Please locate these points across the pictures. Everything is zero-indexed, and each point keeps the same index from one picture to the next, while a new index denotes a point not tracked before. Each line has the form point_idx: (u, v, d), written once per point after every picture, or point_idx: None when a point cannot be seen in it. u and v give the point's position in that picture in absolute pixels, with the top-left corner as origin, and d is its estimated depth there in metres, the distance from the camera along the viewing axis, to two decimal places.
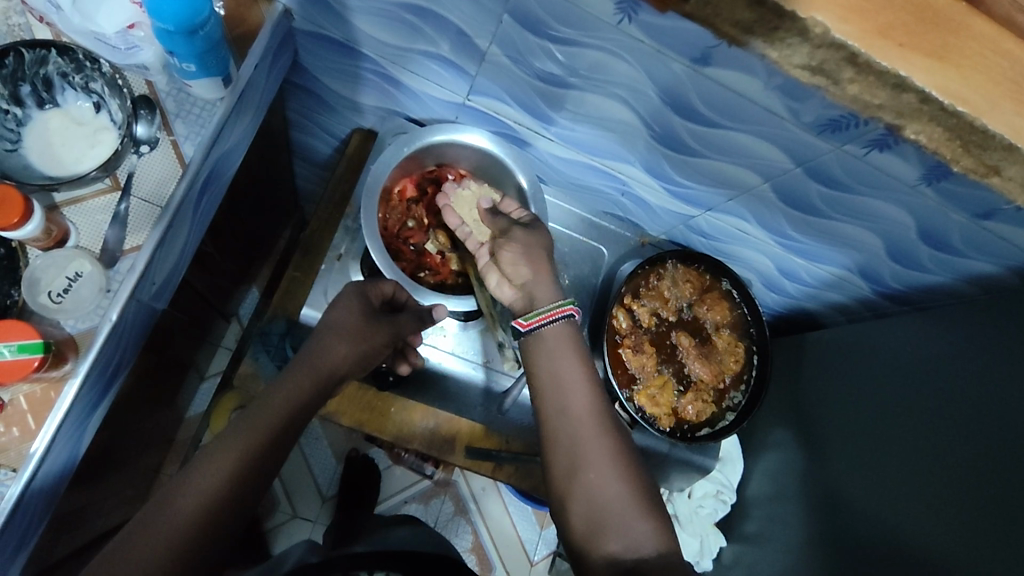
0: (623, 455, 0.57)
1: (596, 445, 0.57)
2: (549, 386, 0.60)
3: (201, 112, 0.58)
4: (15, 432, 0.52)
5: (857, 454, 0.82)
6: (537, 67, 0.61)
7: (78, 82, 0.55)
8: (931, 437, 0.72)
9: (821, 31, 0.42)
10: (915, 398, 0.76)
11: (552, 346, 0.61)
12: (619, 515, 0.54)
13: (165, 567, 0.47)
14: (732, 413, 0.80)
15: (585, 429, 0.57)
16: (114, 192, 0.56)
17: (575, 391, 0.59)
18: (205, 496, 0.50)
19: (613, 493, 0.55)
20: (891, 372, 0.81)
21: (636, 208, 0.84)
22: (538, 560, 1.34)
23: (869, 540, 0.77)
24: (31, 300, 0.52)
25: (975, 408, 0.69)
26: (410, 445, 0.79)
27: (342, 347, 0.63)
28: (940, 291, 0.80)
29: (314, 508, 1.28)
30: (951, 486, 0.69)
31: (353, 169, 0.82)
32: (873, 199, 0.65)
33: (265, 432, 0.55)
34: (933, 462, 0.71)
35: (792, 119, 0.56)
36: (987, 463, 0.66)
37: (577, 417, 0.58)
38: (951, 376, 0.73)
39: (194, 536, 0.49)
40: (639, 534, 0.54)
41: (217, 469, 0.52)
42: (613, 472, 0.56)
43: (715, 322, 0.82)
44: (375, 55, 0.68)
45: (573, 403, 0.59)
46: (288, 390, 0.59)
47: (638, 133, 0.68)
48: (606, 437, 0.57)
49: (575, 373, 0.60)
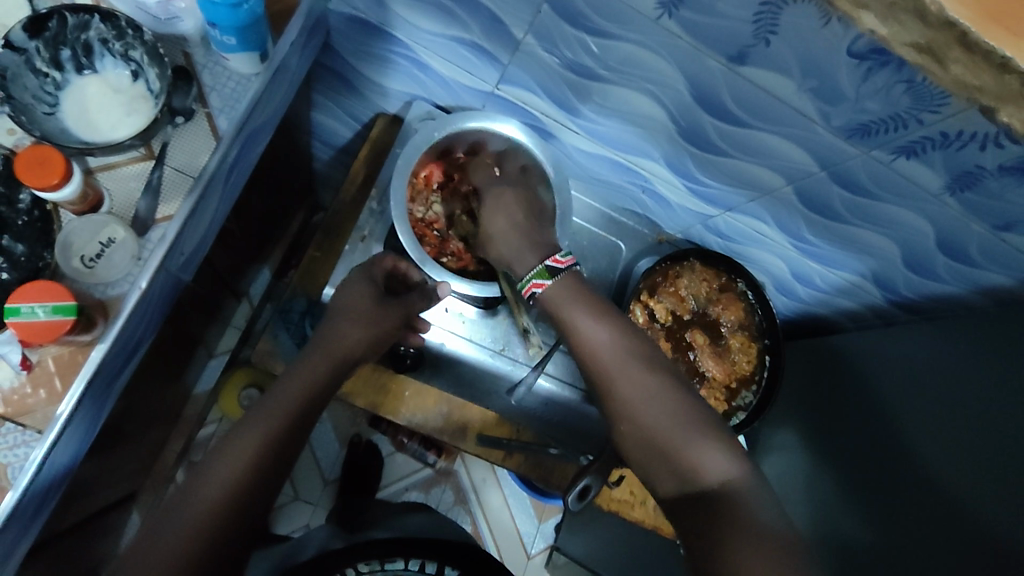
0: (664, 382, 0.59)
1: (635, 380, 0.59)
2: (579, 345, 0.62)
3: (236, 87, 0.59)
4: (42, 394, 0.52)
5: (861, 458, 0.84)
6: (570, 58, 0.62)
7: (117, 49, 0.55)
8: (939, 441, 0.73)
9: (937, 9, 0.38)
10: (922, 407, 0.77)
11: (561, 309, 0.63)
12: (683, 446, 0.56)
13: (195, 546, 0.48)
14: (743, 412, 0.80)
15: (619, 368, 0.60)
16: (148, 161, 0.56)
17: (602, 344, 0.61)
18: (231, 476, 0.51)
19: (665, 423, 0.57)
20: (899, 382, 0.82)
21: (656, 206, 0.84)
22: (535, 553, 1.36)
23: (880, 551, 0.77)
24: (63, 264, 0.52)
25: (982, 416, 0.70)
26: (423, 431, 0.80)
27: (356, 330, 0.64)
28: (951, 301, 0.81)
29: (316, 491, 1.29)
30: (955, 498, 0.69)
31: (377, 153, 0.83)
32: (894, 206, 0.66)
33: (286, 412, 0.56)
34: (939, 470, 0.72)
35: (822, 122, 0.57)
36: (990, 473, 0.67)
37: (608, 360, 0.61)
38: (959, 386, 0.74)
39: (225, 514, 0.50)
40: (707, 460, 0.55)
41: (244, 445, 0.53)
42: (658, 397, 0.58)
43: (729, 322, 0.82)
44: (407, 39, 0.68)
45: (601, 347, 0.61)
46: (309, 371, 0.60)
47: (665, 129, 0.68)
48: (648, 372, 0.60)
49: (593, 323, 0.62)
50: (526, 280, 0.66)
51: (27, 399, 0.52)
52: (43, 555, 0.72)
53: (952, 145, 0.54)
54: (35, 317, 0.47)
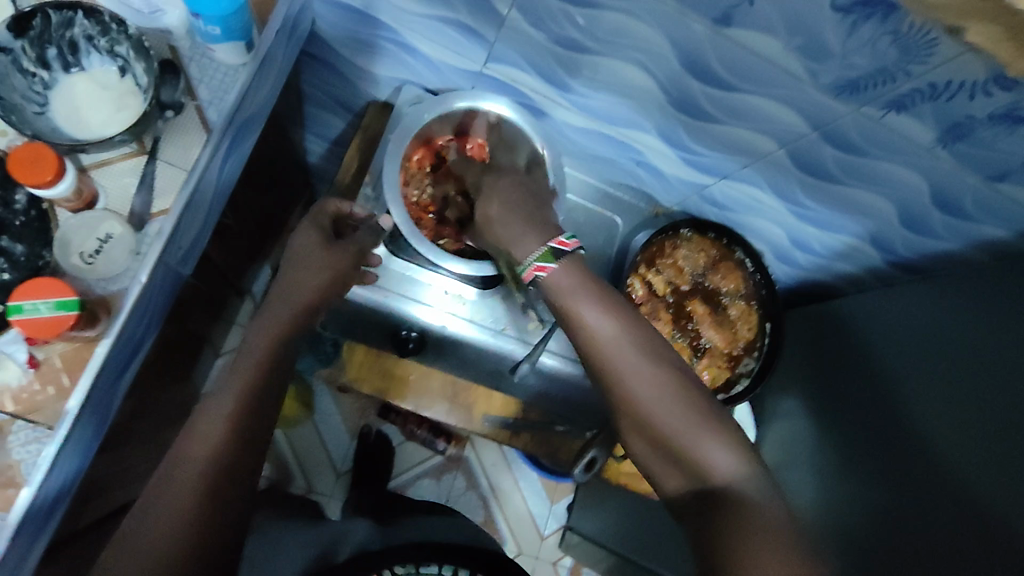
0: (672, 374, 0.54)
1: (641, 373, 0.54)
2: (580, 337, 0.56)
3: (224, 78, 0.59)
4: (51, 390, 0.52)
5: (867, 431, 0.84)
6: (556, 31, 0.61)
7: (103, 46, 0.55)
8: (949, 402, 0.73)
9: None
10: (928, 376, 0.77)
11: (561, 295, 0.57)
12: (693, 446, 0.51)
13: (189, 531, 0.46)
14: (746, 379, 0.80)
15: (625, 362, 0.54)
16: (141, 156, 0.56)
17: (610, 337, 0.55)
18: (210, 454, 0.48)
19: (675, 423, 0.52)
20: (910, 340, 0.81)
21: (651, 178, 0.84)
22: (549, 534, 1.37)
23: (888, 509, 0.76)
24: (64, 261, 0.53)
25: (990, 374, 0.69)
26: (431, 411, 0.83)
27: (311, 278, 0.61)
28: (949, 257, 0.82)
29: (329, 483, 1.30)
30: (960, 459, 0.69)
31: (370, 140, 0.83)
32: (887, 162, 0.66)
33: (252, 375, 0.53)
34: (943, 440, 0.72)
35: (810, 80, 0.57)
36: (992, 442, 0.66)
37: (614, 347, 0.55)
38: (966, 351, 0.73)
39: (213, 496, 0.47)
40: (716, 458, 0.51)
41: (216, 419, 0.50)
42: (668, 390, 0.53)
43: (729, 291, 0.82)
44: (392, 23, 0.68)
45: (605, 335, 0.55)
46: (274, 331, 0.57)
47: (655, 100, 0.68)
48: (654, 367, 0.54)
49: (595, 310, 0.56)
50: (527, 264, 0.60)
51: (35, 396, 0.52)
52: (62, 556, 0.73)
53: (941, 96, 0.54)
54: (38, 313, 0.47)
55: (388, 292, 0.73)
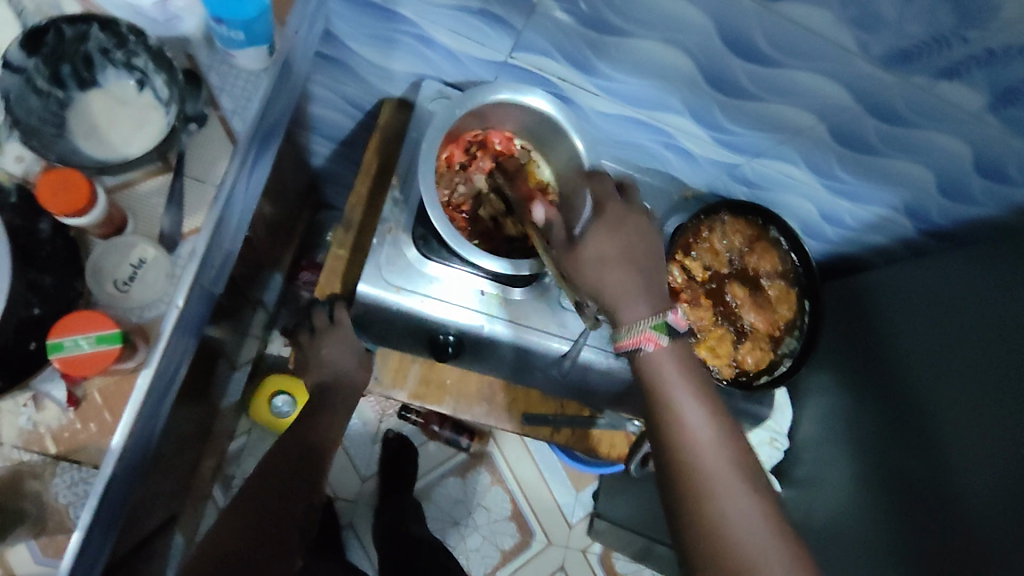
0: (768, 502, 0.49)
1: (733, 494, 0.49)
2: (675, 437, 0.52)
3: (246, 85, 0.56)
4: (93, 427, 0.49)
5: (891, 433, 0.84)
6: (593, 16, 0.59)
7: (120, 59, 0.52)
8: (978, 390, 0.73)
9: None
10: (955, 378, 0.76)
11: (661, 382, 0.54)
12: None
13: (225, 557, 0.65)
14: (790, 359, 0.78)
15: (727, 487, 0.49)
16: (167, 174, 0.53)
17: (707, 446, 0.51)
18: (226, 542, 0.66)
19: (769, 569, 0.46)
20: (938, 319, 0.81)
21: (678, 160, 0.82)
22: (577, 522, 1.36)
23: (906, 491, 0.79)
24: (96, 289, 0.50)
25: (1022, 366, 0.69)
26: (470, 414, 0.81)
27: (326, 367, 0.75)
28: (984, 223, 0.81)
29: (354, 488, 1.28)
30: (983, 454, 0.70)
31: (387, 139, 0.80)
32: (933, 131, 0.64)
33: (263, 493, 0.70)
34: (966, 457, 0.72)
35: (861, 53, 0.55)
36: (1012, 463, 0.67)
37: (710, 451, 0.51)
38: (1004, 358, 0.72)
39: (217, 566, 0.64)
40: None
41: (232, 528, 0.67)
42: (768, 530, 0.47)
43: (766, 272, 0.80)
44: (413, 16, 0.65)
45: (701, 430, 0.52)
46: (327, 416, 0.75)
47: (691, 82, 0.66)
48: (753, 500, 0.49)
49: (697, 412, 0.53)
50: (634, 329, 0.54)
51: (78, 435, 0.49)
52: None
53: (996, 61, 0.53)
54: (80, 350, 0.45)
55: (421, 296, 0.70)
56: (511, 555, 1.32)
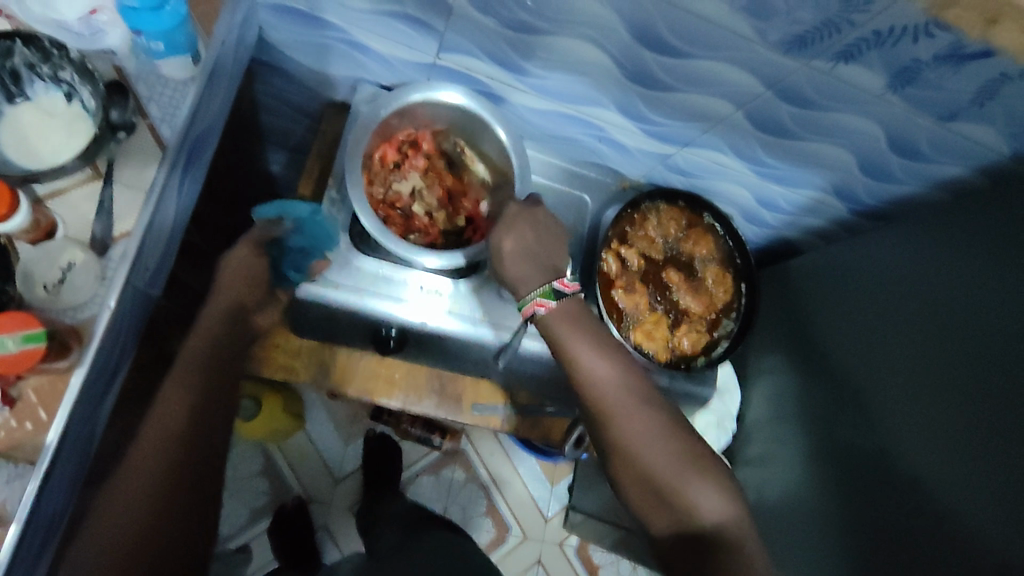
0: (659, 410, 0.62)
1: (632, 416, 0.60)
2: (579, 379, 0.62)
3: (173, 93, 0.58)
4: (28, 426, 0.51)
5: (844, 421, 0.84)
6: (507, 16, 0.61)
7: (46, 72, 0.54)
8: (921, 368, 0.74)
9: None
10: (901, 358, 0.77)
11: (560, 339, 0.63)
12: (675, 484, 0.58)
13: (149, 501, 0.52)
14: (727, 339, 0.81)
15: (623, 408, 0.61)
16: (96, 181, 0.55)
17: (605, 383, 0.61)
18: (156, 464, 0.53)
19: (661, 465, 0.58)
20: (883, 298, 0.82)
21: (613, 153, 0.85)
22: (552, 516, 1.38)
23: (863, 473, 0.79)
24: (28, 293, 0.52)
25: (960, 342, 0.70)
26: (420, 405, 0.82)
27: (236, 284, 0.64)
28: (911, 200, 0.84)
29: (328, 491, 1.29)
30: (931, 431, 0.71)
31: (330, 143, 0.82)
32: (844, 113, 0.67)
33: (170, 438, 0.55)
34: (918, 437, 0.72)
35: (759, 40, 0.58)
36: (959, 440, 0.67)
37: (607, 383, 0.61)
38: (943, 344, 0.72)
39: (158, 493, 0.52)
40: (703, 500, 0.57)
41: (167, 425, 0.55)
42: (658, 426, 0.60)
43: (702, 256, 0.83)
44: (341, 22, 0.67)
45: (600, 366, 0.62)
46: (177, 391, 0.57)
47: (611, 75, 0.69)
48: (646, 411, 0.61)
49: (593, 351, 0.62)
50: (527, 300, 0.64)
51: (12, 434, 0.51)
52: None
53: (887, 42, 0.55)
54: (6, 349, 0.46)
55: (361, 291, 0.73)
56: (488, 551, 1.34)
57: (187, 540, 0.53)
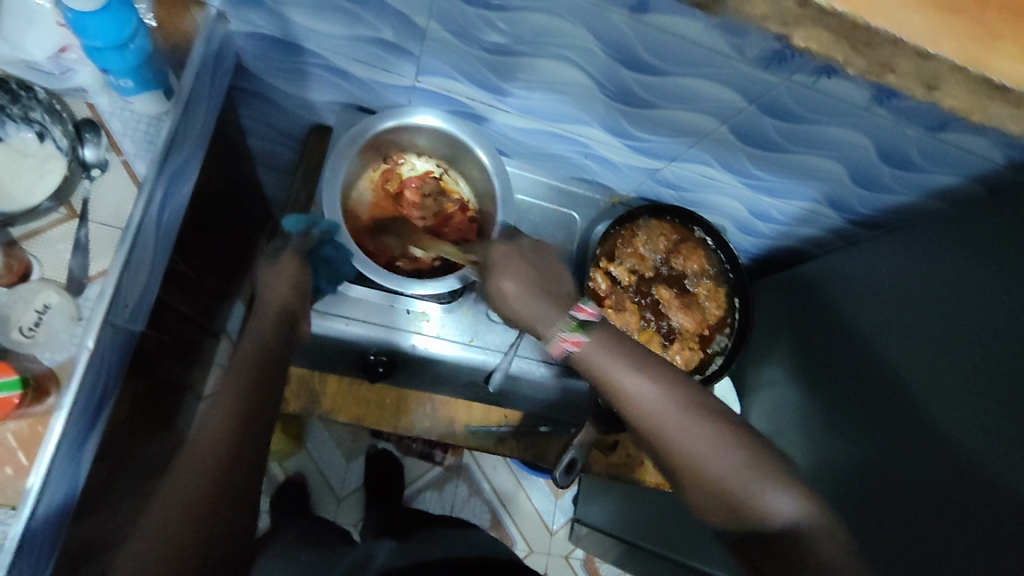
0: (712, 418, 0.53)
1: (686, 433, 0.52)
2: (627, 405, 0.54)
3: (148, 127, 0.58)
4: (8, 470, 0.52)
5: (847, 427, 0.80)
6: (482, 39, 0.61)
7: (17, 113, 0.54)
8: (934, 348, 0.70)
9: None
10: (912, 341, 0.74)
11: (600, 370, 0.55)
12: (750, 496, 0.50)
13: (197, 500, 0.45)
14: (721, 356, 0.80)
15: (673, 424, 0.53)
16: (72, 220, 0.55)
17: (656, 406, 0.53)
18: (203, 462, 0.47)
19: (730, 476, 0.51)
20: (892, 294, 0.79)
21: (600, 168, 0.84)
22: (558, 528, 1.38)
23: (877, 461, 0.73)
24: (3, 337, 0.51)
25: (975, 317, 0.67)
26: (412, 432, 0.82)
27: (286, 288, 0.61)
28: (906, 209, 0.82)
29: (332, 508, 1.28)
30: (951, 407, 0.66)
31: (316, 167, 0.82)
32: (830, 125, 0.65)
33: (225, 431, 0.49)
34: (938, 412, 0.67)
35: (737, 56, 0.56)
36: (984, 408, 0.63)
37: (653, 405, 0.53)
38: (956, 341, 0.68)
39: (204, 491, 0.46)
40: (778, 506, 0.49)
41: (216, 425, 0.49)
42: (714, 434, 0.52)
43: (693, 272, 0.82)
44: (318, 49, 0.67)
45: (641, 388, 0.54)
46: (228, 394, 0.51)
47: (593, 94, 0.68)
48: (705, 422, 0.53)
49: (629, 376, 0.54)
50: (552, 338, 0.57)
51: None
52: None
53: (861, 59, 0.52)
54: None
55: (347, 318, 0.73)
56: None
57: (220, 558, 0.45)
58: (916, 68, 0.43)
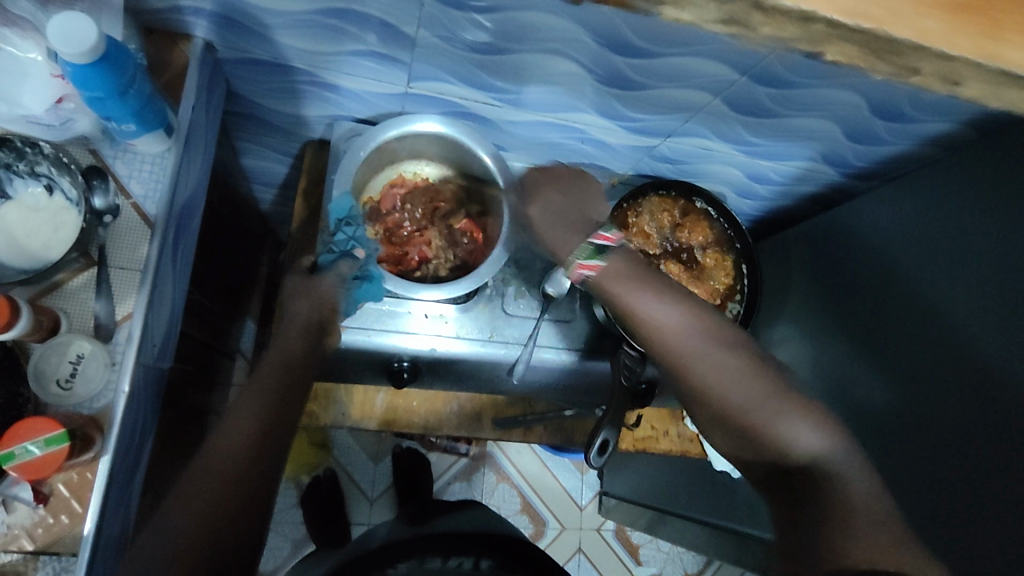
0: (739, 353, 0.61)
1: (711, 361, 0.61)
2: (645, 331, 0.63)
3: (152, 166, 0.59)
4: (64, 519, 0.53)
5: (859, 384, 0.81)
6: (467, 39, 0.60)
7: (24, 169, 0.55)
8: (936, 300, 0.72)
9: None
10: (910, 288, 0.76)
11: (612, 293, 0.64)
12: (769, 423, 0.58)
13: (215, 496, 0.50)
14: (735, 323, 0.82)
15: (694, 350, 0.61)
16: (92, 268, 0.56)
17: (674, 329, 0.62)
18: (224, 462, 0.51)
19: (750, 402, 0.58)
20: (889, 249, 0.80)
21: (597, 150, 0.85)
22: (587, 503, 1.40)
23: (890, 411, 0.75)
24: (42, 394, 0.53)
25: (981, 266, 0.68)
26: (441, 431, 0.88)
27: (302, 303, 0.65)
28: (902, 157, 0.83)
29: (365, 512, 1.29)
30: (954, 361, 0.68)
31: (316, 182, 0.82)
32: (823, 87, 0.65)
33: (245, 433, 0.54)
34: (938, 363, 0.70)
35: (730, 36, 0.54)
36: (985, 351, 0.65)
37: (684, 339, 0.61)
38: (953, 294, 0.70)
39: (224, 487, 0.50)
40: (798, 436, 0.56)
41: (235, 427, 0.54)
42: (730, 363, 0.60)
43: (699, 243, 0.84)
44: (307, 66, 0.67)
45: (669, 320, 0.62)
46: (248, 406, 0.56)
47: (584, 80, 0.68)
48: (722, 353, 0.61)
49: (661, 309, 0.62)
50: (572, 263, 0.66)
51: (52, 529, 0.52)
52: None
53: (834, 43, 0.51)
54: (31, 455, 0.49)
55: (367, 330, 0.73)
56: None
57: (237, 541, 0.49)
58: (933, 63, 0.44)
